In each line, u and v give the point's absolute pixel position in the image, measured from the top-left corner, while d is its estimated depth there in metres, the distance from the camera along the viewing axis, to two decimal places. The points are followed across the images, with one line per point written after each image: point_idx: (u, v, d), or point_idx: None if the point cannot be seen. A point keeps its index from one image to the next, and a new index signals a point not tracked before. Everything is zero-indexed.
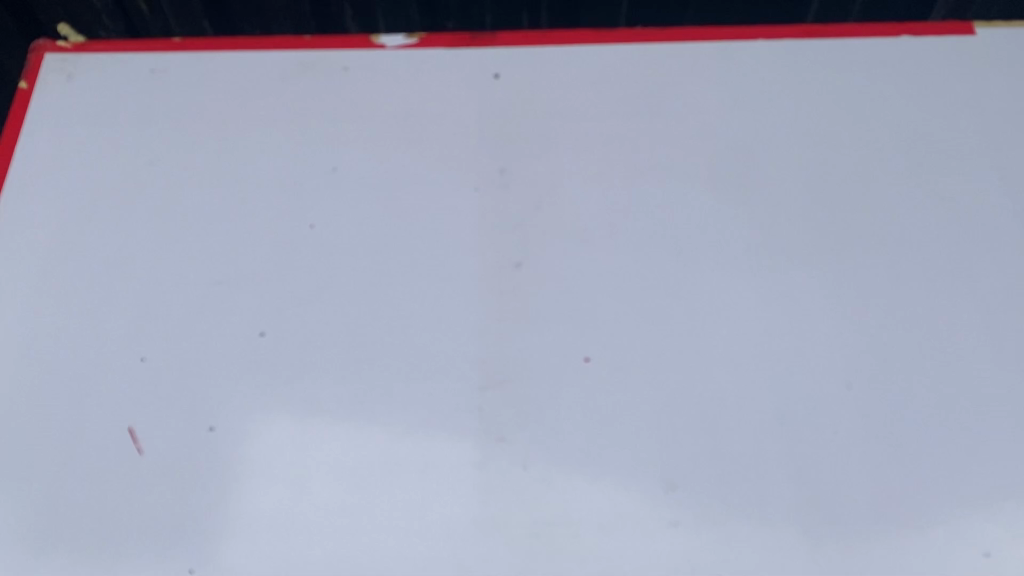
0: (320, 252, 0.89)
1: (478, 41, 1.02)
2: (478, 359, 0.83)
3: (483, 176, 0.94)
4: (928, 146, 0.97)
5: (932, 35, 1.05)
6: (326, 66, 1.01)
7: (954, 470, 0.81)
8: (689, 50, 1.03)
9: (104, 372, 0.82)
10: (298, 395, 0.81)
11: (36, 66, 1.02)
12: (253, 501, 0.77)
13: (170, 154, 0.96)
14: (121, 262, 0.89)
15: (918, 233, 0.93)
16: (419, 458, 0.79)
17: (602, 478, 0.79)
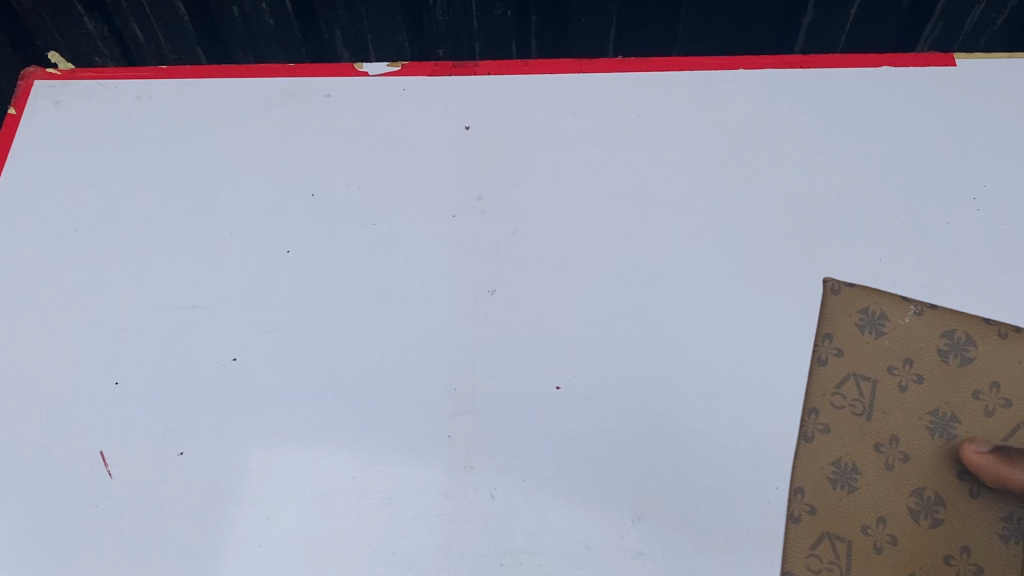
0: (295, 278, 0.90)
1: (460, 70, 1.04)
2: (448, 386, 0.83)
3: (460, 202, 0.95)
4: (906, 176, 0.97)
5: (912, 66, 1.05)
6: (310, 94, 1.03)
7: None
8: (670, 78, 1.04)
9: (76, 396, 0.83)
10: (268, 421, 0.82)
11: (25, 93, 1.03)
12: (220, 525, 0.77)
13: (153, 178, 0.98)
14: (100, 285, 0.90)
15: (898, 261, 0.91)
16: (387, 485, 0.79)
17: (568, 508, 0.78)
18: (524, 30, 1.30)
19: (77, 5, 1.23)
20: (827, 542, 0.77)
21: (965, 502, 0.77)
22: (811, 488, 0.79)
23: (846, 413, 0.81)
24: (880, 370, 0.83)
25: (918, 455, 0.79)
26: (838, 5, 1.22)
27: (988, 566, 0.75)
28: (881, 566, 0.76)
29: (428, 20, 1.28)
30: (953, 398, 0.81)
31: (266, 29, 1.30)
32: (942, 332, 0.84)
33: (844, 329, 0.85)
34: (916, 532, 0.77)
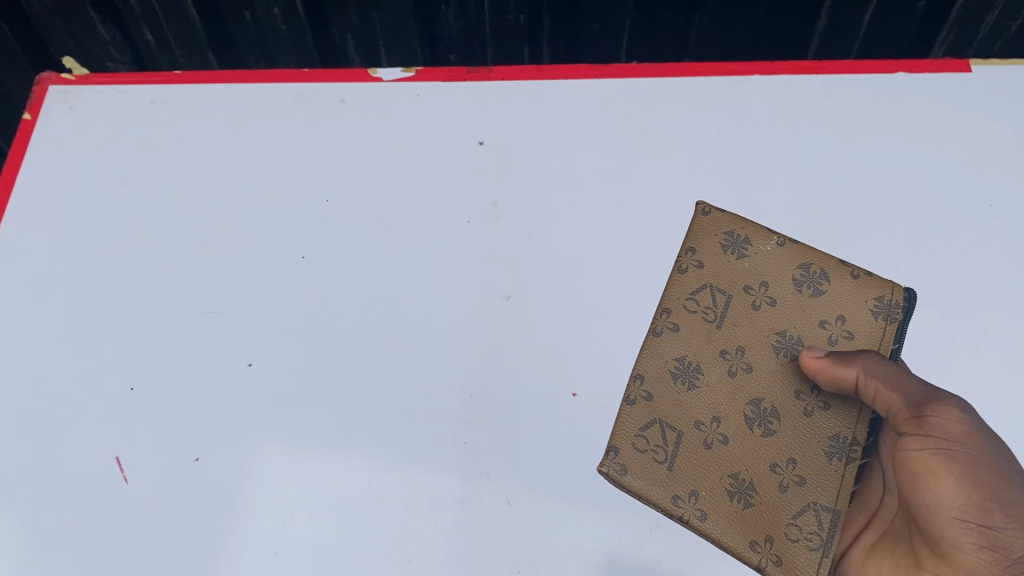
0: (310, 284, 0.89)
1: (474, 76, 1.04)
2: (464, 391, 0.83)
3: (475, 208, 0.94)
4: (923, 183, 0.97)
5: (927, 72, 1.05)
6: (325, 99, 1.03)
7: None
8: (684, 85, 1.04)
9: (91, 401, 0.83)
10: (284, 427, 0.81)
11: (40, 99, 1.04)
12: (236, 531, 0.77)
13: (168, 183, 0.98)
14: (115, 290, 0.90)
15: (915, 268, 0.91)
16: (404, 492, 0.78)
17: (586, 515, 0.78)
18: (536, 37, 1.31)
19: (90, 12, 1.23)
20: (658, 428, 0.68)
21: (800, 419, 0.69)
22: (651, 376, 0.70)
23: (694, 318, 0.71)
24: (733, 280, 0.71)
25: (762, 368, 0.70)
26: (852, 11, 1.22)
27: (812, 478, 0.67)
28: (708, 463, 0.68)
29: (440, 25, 1.29)
30: (806, 322, 0.70)
31: (279, 35, 1.30)
32: (798, 263, 0.72)
33: (704, 236, 0.73)
34: (749, 441, 0.68)
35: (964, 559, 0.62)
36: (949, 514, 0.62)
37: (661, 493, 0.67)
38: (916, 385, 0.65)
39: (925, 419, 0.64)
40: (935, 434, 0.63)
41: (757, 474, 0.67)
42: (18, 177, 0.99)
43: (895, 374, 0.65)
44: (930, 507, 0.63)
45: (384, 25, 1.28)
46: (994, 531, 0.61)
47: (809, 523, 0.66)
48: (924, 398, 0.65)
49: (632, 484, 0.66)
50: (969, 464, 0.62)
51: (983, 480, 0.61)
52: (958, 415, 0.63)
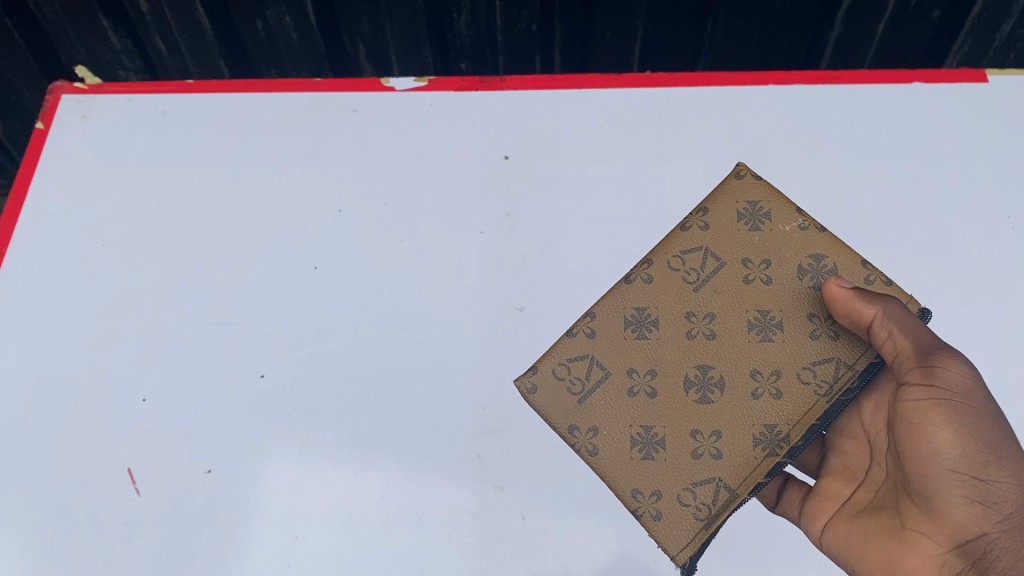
0: (323, 294, 0.89)
1: (487, 85, 1.03)
2: (478, 404, 0.82)
3: (488, 218, 0.94)
4: (939, 193, 0.96)
5: (943, 82, 1.04)
6: (337, 108, 1.03)
7: None
8: (697, 95, 1.04)
9: (104, 412, 0.83)
10: (297, 439, 0.81)
11: (53, 108, 1.04)
12: (249, 545, 0.76)
13: (180, 193, 0.98)
14: (127, 301, 0.90)
15: (933, 279, 0.90)
16: (418, 506, 0.78)
17: (601, 530, 0.77)
18: (548, 45, 1.31)
19: (102, 20, 1.23)
20: (587, 363, 0.74)
21: (742, 399, 0.71)
22: (605, 316, 0.75)
23: (674, 274, 0.75)
24: (733, 248, 0.75)
25: (725, 336, 0.72)
26: (865, 19, 1.22)
27: (728, 455, 0.70)
28: (625, 409, 0.72)
29: (452, 34, 1.29)
30: (788, 311, 0.72)
31: (291, 44, 1.30)
32: (812, 252, 0.73)
33: (727, 204, 0.76)
34: (676, 399, 0.72)
35: (954, 511, 0.65)
36: (947, 464, 0.65)
37: (564, 419, 0.72)
38: (930, 337, 0.68)
39: (930, 369, 0.67)
40: (939, 386, 0.66)
41: (671, 433, 0.71)
42: (32, 187, 0.98)
43: (911, 322, 0.67)
44: (925, 458, 0.66)
45: (396, 34, 1.28)
46: (986, 484, 0.64)
47: (705, 494, 0.69)
48: (934, 349, 0.67)
49: (537, 401, 0.73)
50: (970, 414, 0.65)
51: (980, 433, 0.65)
52: (964, 372, 0.66)
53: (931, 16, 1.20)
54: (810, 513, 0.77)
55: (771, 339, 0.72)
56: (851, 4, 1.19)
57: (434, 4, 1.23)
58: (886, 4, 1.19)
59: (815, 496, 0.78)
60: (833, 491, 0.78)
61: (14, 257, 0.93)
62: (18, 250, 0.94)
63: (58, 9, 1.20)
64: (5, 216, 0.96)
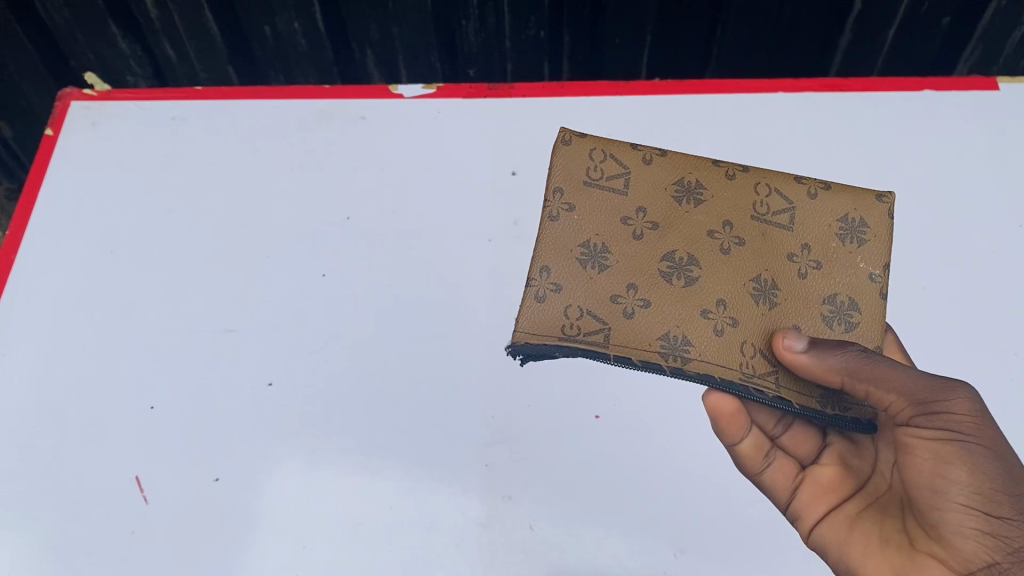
0: (331, 302, 0.89)
1: (495, 92, 1.04)
2: (486, 413, 0.82)
3: (496, 226, 0.94)
4: (950, 202, 0.96)
5: (953, 90, 1.04)
6: (345, 116, 1.03)
7: None
8: (706, 103, 1.03)
9: (112, 420, 0.83)
10: (304, 448, 0.80)
11: (62, 114, 1.05)
12: (254, 555, 0.76)
13: (189, 200, 0.98)
14: (135, 308, 0.90)
15: (943, 287, 0.90)
16: (425, 515, 0.77)
17: (609, 541, 0.76)
18: (557, 52, 1.30)
19: (111, 25, 1.23)
20: (624, 179, 0.72)
21: (690, 306, 0.70)
22: (681, 167, 0.73)
23: (752, 192, 0.72)
24: (806, 232, 0.72)
25: (733, 258, 0.71)
26: (875, 27, 1.21)
27: (636, 320, 0.69)
28: (614, 223, 0.71)
29: (460, 40, 1.29)
30: (790, 306, 0.71)
31: (300, 50, 1.30)
32: (849, 294, 0.71)
33: (844, 200, 0.73)
34: (646, 257, 0.71)
35: (963, 542, 0.62)
36: (956, 499, 0.62)
37: (569, 176, 0.72)
38: (923, 380, 0.65)
39: (932, 410, 0.64)
40: (945, 425, 0.63)
41: (616, 267, 0.70)
42: (41, 193, 0.99)
43: (892, 373, 0.65)
44: (934, 493, 0.63)
45: (405, 40, 1.28)
46: (1001, 520, 0.61)
47: (588, 326, 0.69)
48: (933, 395, 0.64)
49: (562, 153, 0.72)
50: (982, 453, 0.62)
51: (998, 471, 0.62)
52: (971, 410, 0.63)
53: (941, 23, 1.20)
54: (802, 502, 0.75)
55: (756, 306, 0.71)
56: (861, 10, 1.19)
57: (443, 10, 1.23)
58: (896, 11, 1.18)
59: (809, 480, 0.76)
60: (828, 480, 0.75)
61: (23, 264, 0.94)
62: (26, 257, 0.94)
63: (68, 15, 1.21)
64: (15, 222, 0.96)
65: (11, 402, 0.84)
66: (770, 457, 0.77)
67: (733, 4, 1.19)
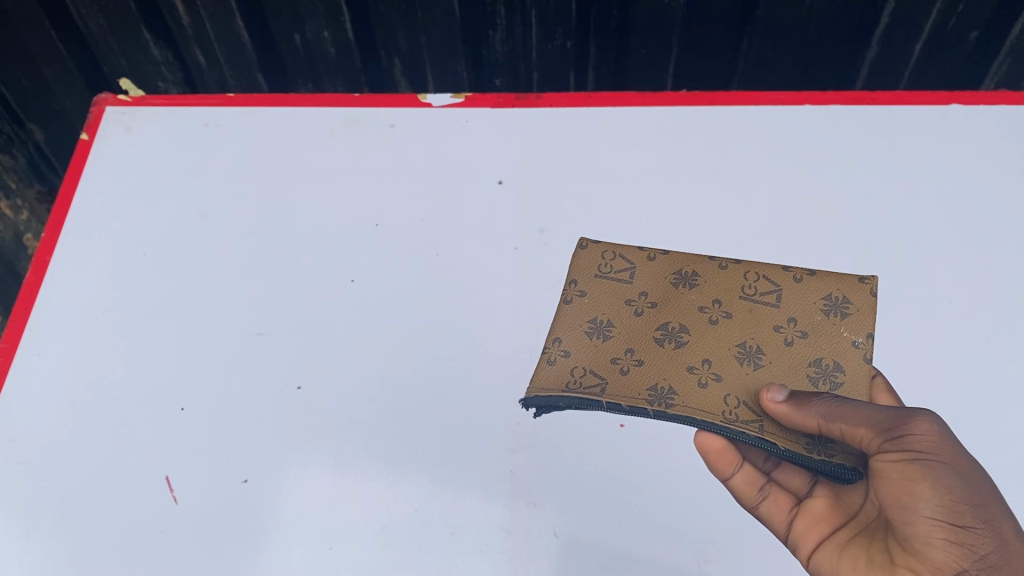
0: (360, 306, 0.90)
1: (523, 102, 1.06)
2: (511, 418, 0.82)
3: (523, 234, 0.95)
4: (977, 215, 0.96)
5: (981, 104, 1.05)
6: (375, 124, 1.05)
7: None
8: (731, 115, 1.05)
9: (143, 419, 0.84)
10: (331, 450, 0.81)
11: (97, 119, 1.07)
12: (280, 557, 0.77)
13: (220, 206, 0.99)
14: (166, 309, 0.91)
15: (972, 300, 0.89)
16: (450, 521, 0.78)
17: (632, 549, 0.76)
18: (583, 64, 1.31)
19: (145, 32, 1.26)
20: (629, 270, 0.82)
21: (678, 364, 0.76)
22: (679, 261, 0.82)
23: (741, 279, 0.80)
24: (792, 308, 0.78)
25: (721, 330, 0.78)
26: (901, 41, 1.22)
27: (631, 375, 0.76)
28: (619, 300, 0.81)
29: (487, 50, 1.30)
30: (775, 368, 0.76)
31: (329, 59, 1.32)
32: (834, 357, 0.75)
33: (828, 281, 0.79)
34: (644, 329, 0.79)
35: (934, 552, 0.62)
36: (924, 513, 0.63)
37: (584, 268, 0.83)
38: (886, 411, 0.65)
39: (895, 436, 0.64)
40: (910, 446, 0.63)
41: (616, 336, 0.79)
42: (77, 196, 1.01)
43: (857, 409, 0.66)
44: (905, 510, 0.64)
45: (432, 50, 1.30)
46: (966, 530, 0.61)
47: (587, 380, 0.76)
48: (898, 423, 0.64)
49: (579, 253, 0.84)
50: (945, 470, 0.62)
51: (960, 485, 0.62)
52: (933, 434, 0.63)
53: (968, 37, 1.21)
54: (798, 532, 0.75)
55: (742, 366, 0.76)
56: (888, 24, 1.20)
57: (471, 20, 1.25)
58: (923, 25, 1.19)
59: (803, 512, 0.76)
60: (819, 511, 0.76)
61: (58, 265, 0.95)
62: (61, 258, 0.96)
63: (102, 21, 1.23)
64: (50, 224, 0.98)
65: (45, 400, 0.86)
66: (765, 491, 0.77)
67: (758, 17, 1.20)
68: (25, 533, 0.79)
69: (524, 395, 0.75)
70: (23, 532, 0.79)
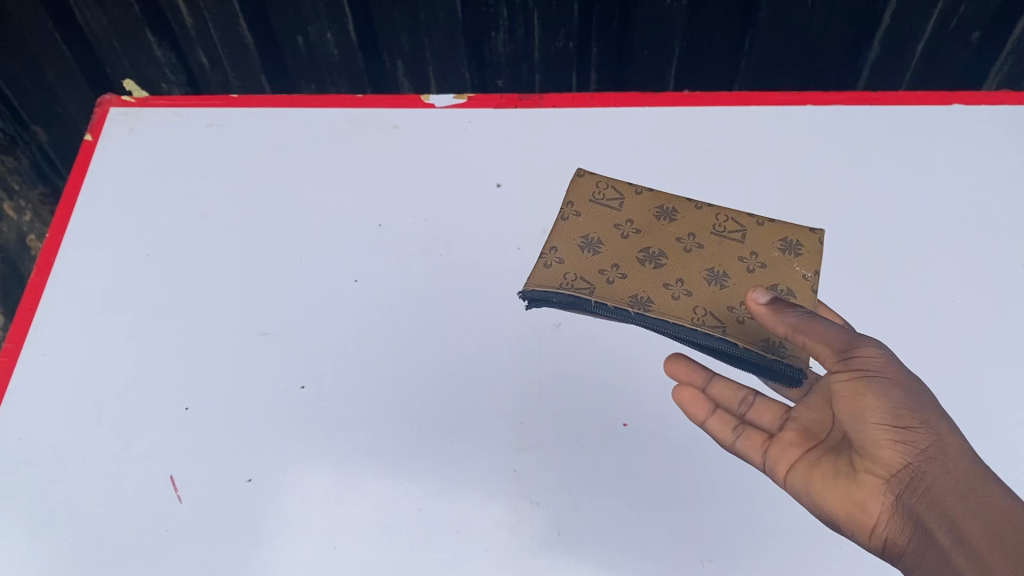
0: (364, 306, 0.91)
1: (525, 103, 1.07)
2: (514, 417, 0.82)
3: (526, 235, 0.95)
4: (979, 215, 0.96)
5: (983, 104, 1.05)
6: (378, 124, 1.06)
7: None
8: (734, 115, 1.05)
9: (147, 419, 0.84)
10: (334, 450, 0.82)
11: (101, 120, 1.08)
12: (284, 556, 0.77)
13: (224, 206, 1.00)
14: (171, 309, 0.92)
15: (974, 300, 0.89)
16: (454, 521, 0.78)
17: (636, 548, 0.76)
18: (585, 65, 1.32)
19: (148, 34, 1.26)
20: (617, 199, 0.92)
21: (655, 280, 0.85)
22: (660, 198, 0.92)
23: (714, 218, 0.90)
24: (757, 241, 0.88)
25: (695, 257, 0.87)
26: (903, 41, 1.22)
27: (616, 285, 0.85)
28: (606, 225, 0.90)
29: (489, 51, 1.30)
30: (738, 289, 0.85)
31: (332, 60, 1.32)
32: (789, 287, 0.85)
33: (787, 226, 0.89)
34: (628, 250, 0.88)
35: (884, 451, 0.69)
36: (874, 419, 0.69)
37: (580, 196, 0.92)
38: (842, 334, 0.73)
39: (848, 355, 0.72)
40: (860, 364, 0.71)
41: (602, 250, 0.88)
42: (81, 198, 1.01)
43: (822, 328, 0.73)
44: (859, 417, 0.70)
45: (435, 51, 1.30)
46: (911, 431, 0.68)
47: (578, 285, 0.85)
48: (851, 343, 0.72)
49: (577, 181, 0.93)
50: (892, 382, 0.70)
51: (904, 395, 0.69)
52: (878, 355, 0.71)
53: (970, 38, 1.21)
54: (772, 460, 0.78)
55: (710, 287, 0.85)
56: (890, 25, 1.20)
57: (473, 22, 1.25)
58: (925, 26, 1.19)
59: (774, 443, 0.79)
60: (790, 440, 0.79)
61: (63, 266, 0.96)
62: (66, 259, 0.96)
63: (106, 23, 1.23)
64: (55, 225, 0.99)
65: (50, 400, 0.86)
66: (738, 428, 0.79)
67: (760, 18, 1.20)
68: (29, 532, 0.79)
69: (525, 289, 0.84)
70: (29, 532, 0.79)
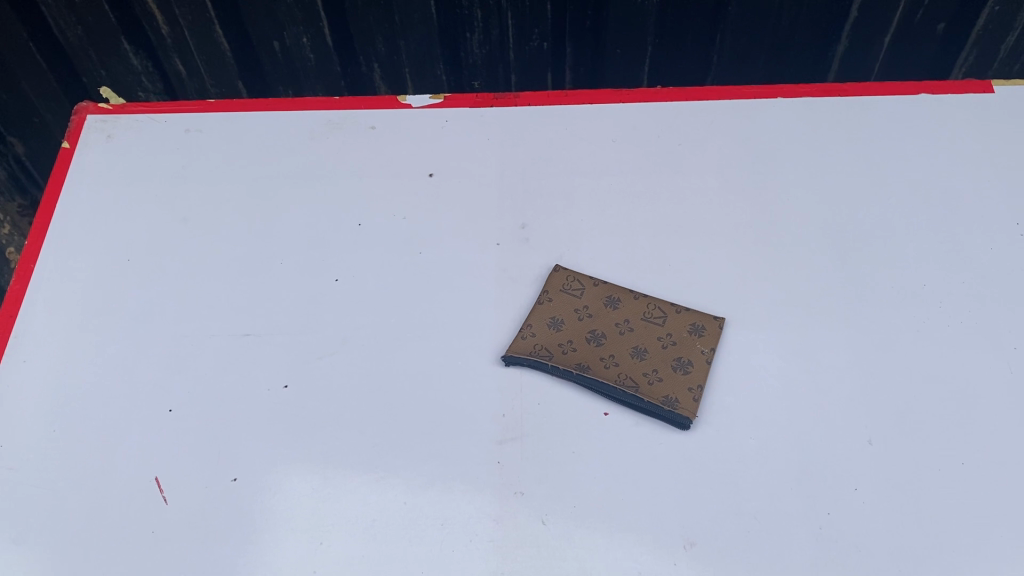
0: (345, 305, 0.91)
1: (501, 101, 1.08)
2: (498, 410, 0.83)
3: (505, 232, 0.97)
4: (947, 201, 0.98)
5: (948, 93, 1.07)
6: (356, 125, 1.07)
7: (997, 517, 0.76)
8: (705, 109, 1.07)
9: (131, 423, 0.84)
10: (318, 446, 0.82)
11: (79, 127, 1.09)
12: (269, 553, 0.76)
13: (204, 211, 1.00)
14: (153, 314, 0.92)
15: (943, 283, 0.91)
16: (439, 513, 0.78)
17: (620, 534, 0.76)
18: (560, 65, 1.33)
19: (124, 42, 1.26)
20: (576, 282, 0.92)
21: (596, 360, 0.86)
22: (607, 285, 0.92)
23: (650, 308, 0.90)
24: (676, 324, 0.88)
25: (626, 341, 0.88)
26: (870, 34, 1.25)
27: (566, 360, 0.86)
28: (563, 306, 0.90)
29: (464, 53, 1.31)
30: (662, 371, 0.85)
31: (308, 64, 1.33)
32: (702, 363, 0.85)
33: (698, 314, 0.89)
34: (577, 334, 0.89)
35: None
36: None
37: (549, 281, 0.92)
38: None
39: None
40: None
41: (559, 326, 0.89)
42: (59, 205, 1.01)
43: None
44: None
45: (411, 54, 1.31)
46: None
47: (535, 354, 0.86)
48: None
49: (555, 267, 0.93)
50: None
51: None
52: None
53: (935, 30, 1.23)
54: None
55: (637, 366, 0.86)
56: (856, 18, 1.22)
57: (447, 24, 1.26)
58: (891, 18, 1.22)
59: None
60: None
61: (43, 274, 0.96)
62: (47, 266, 0.96)
63: (80, 32, 1.24)
64: (34, 233, 0.99)
65: (32, 406, 0.86)
66: None
67: (730, 13, 1.22)
68: (14, 538, 0.78)
69: (506, 352, 0.86)
70: (12, 538, 0.78)
